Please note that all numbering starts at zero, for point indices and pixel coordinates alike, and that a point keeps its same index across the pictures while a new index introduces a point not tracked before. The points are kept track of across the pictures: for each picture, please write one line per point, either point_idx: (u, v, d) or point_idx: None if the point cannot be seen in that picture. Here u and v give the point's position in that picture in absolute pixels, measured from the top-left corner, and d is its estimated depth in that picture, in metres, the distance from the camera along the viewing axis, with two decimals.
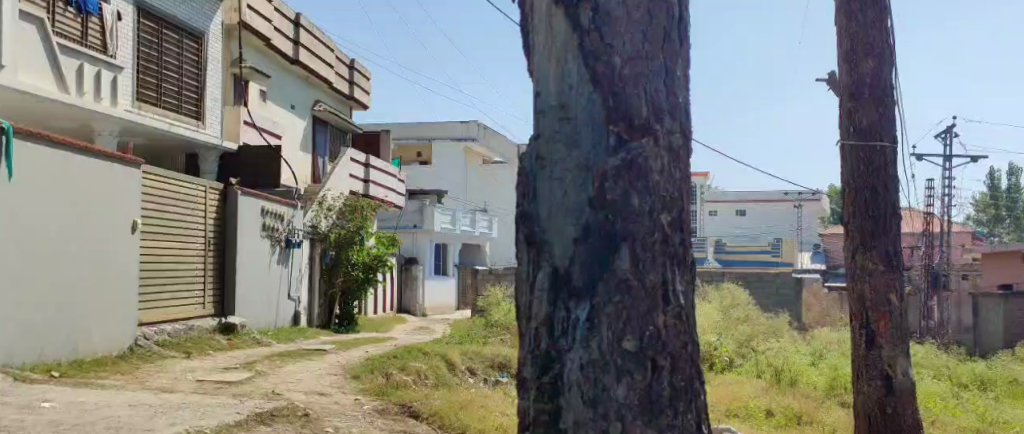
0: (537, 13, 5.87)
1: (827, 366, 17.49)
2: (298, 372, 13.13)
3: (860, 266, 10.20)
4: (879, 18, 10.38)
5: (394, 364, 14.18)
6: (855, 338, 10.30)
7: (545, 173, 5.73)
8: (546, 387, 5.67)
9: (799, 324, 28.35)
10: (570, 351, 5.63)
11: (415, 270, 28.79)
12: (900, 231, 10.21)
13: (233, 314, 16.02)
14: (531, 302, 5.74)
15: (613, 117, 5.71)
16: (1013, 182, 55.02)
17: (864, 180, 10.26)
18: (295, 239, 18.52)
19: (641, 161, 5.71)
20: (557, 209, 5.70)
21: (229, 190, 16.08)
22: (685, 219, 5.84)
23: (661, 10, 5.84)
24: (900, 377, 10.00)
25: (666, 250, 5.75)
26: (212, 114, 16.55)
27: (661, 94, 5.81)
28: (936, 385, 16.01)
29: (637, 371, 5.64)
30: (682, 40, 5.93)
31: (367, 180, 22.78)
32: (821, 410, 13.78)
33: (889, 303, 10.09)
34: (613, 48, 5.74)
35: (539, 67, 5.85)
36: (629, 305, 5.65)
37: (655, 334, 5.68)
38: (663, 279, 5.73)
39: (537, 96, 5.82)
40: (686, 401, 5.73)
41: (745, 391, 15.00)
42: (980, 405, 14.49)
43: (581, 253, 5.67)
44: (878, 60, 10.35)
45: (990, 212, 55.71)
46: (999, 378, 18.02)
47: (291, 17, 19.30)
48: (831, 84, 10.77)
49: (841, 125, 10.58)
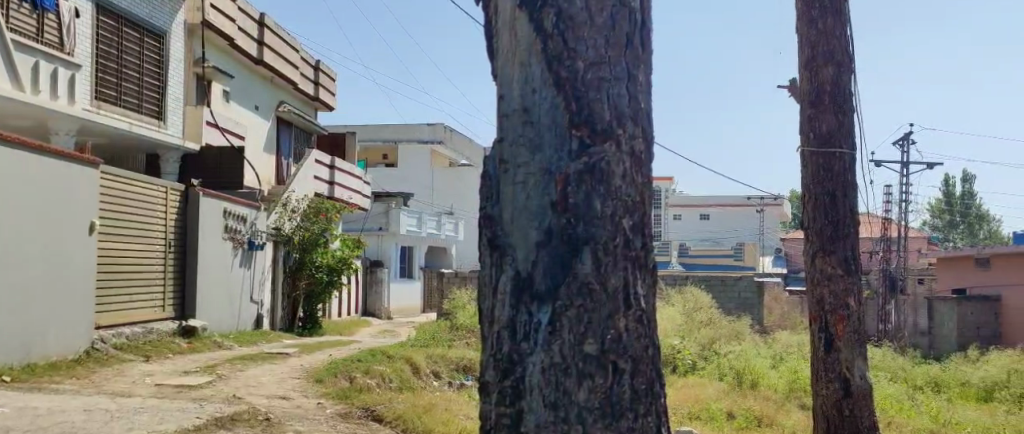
0: (501, 17, 6.08)
1: (786, 369, 17.65)
2: (260, 376, 13.07)
3: (818, 269, 10.33)
4: (838, 26, 10.54)
5: (358, 367, 14.13)
6: (814, 341, 10.42)
7: (508, 176, 5.96)
8: (507, 390, 5.90)
9: (759, 327, 28.59)
10: (531, 354, 5.87)
11: (380, 272, 28.71)
12: (858, 236, 10.35)
13: (194, 317, 15.92)
14: (494, 305, 5.98)
15: (575, 121, 5.94)
16: (967, 188, 55.80)
17: (824, 185, 10.38)
18: (258, 241, 18.40)
19: (603, 165, 5.94)
20: (520, 214, 5.93)
21: (189, 191, 15.92)
22: (645, 224, 6.05)
23: (623, 14, 6.04)
24: (858, 379, 10.12)
25: (627, 254, 5.97)
26: (173, 114, 16.40)
27: (624, 98, 6.02)
28: (892, 387, 16.24)
29: (597, 373, 5.88)
30: (645, 45, 6.12)
31: (331, 182, 22.68)
32: (780, 413, 13.93)
33: (847, 307, 10.22)
34: (576, 52, 5.97)
35: (503, 70, 6.06)
36: (590, 308, 5.89)
37: (616, 337, 5.91)
38: (624, 284, 5.95)
39: (501, 100, 6.03)
40: (645, 403, 5.95)
41: (705, 393, 15.10)
42: (935, 407, 14.72)
43: (542, 257, 5.91)
44: (838, 67, 10.50)
45: (945, 218, 56.49)
46: (951, 381, 18.29)
47: (255, 17, 19.20)
48: (791, 90, 10.89)
49: (801, 131, 10.71)
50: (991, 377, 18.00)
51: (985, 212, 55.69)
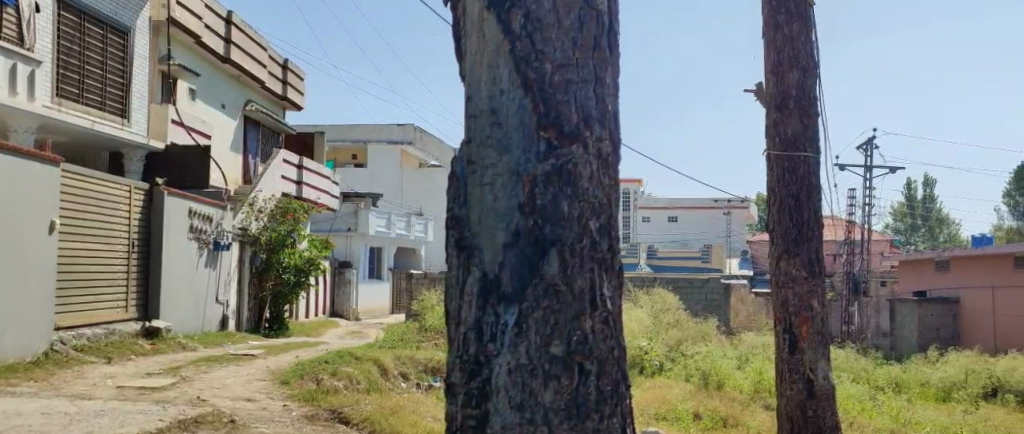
0: (469, 17, 6.11)
1: (751, 369, 17.78)
2: (226, 377, 12.98)
3: (783, 271, 10.41)
4: (804, 32, 10.63)
5: (325, 369, 14.06)
6: (778, 342, 10.50)
7: (475, 177, 5.99)
8: (473, 392, 5.92)
9: (725, 329, 28.76)
10: (498, 356, 5.89)
11: (348, 273, 28.60)
12: (822, 239, 10.45)
13: (159, 318, 15.78)
14: (460, 307, 5.99)
15: (543, 123, 5.97)
16: (928, 192, 56.54)
17: (789, 189, 10.47)
18: (223, 242, 18.28)
19: (571, 167, 5.98)
20: (487, 215, 5.95)
21: (155, 191, 15.81)
22: (613, 225, 6.09)
23: (591, 17, 6.08)
24: (821, 381, 10.22)
25: (594, 256, 6.01)
26: (138, 112, 16.25)
27: (591, 101, 6.06)
28: (854, 387, 16.43)
29: (564, 375, 5.90)
30: (613, 47, 6.16)
31: (299, 182, 22.56)
32: (745, 414, 14.02)
33: (811, 308, 10.32)
34: (544, 53, 6.00)
35: (471, 71, 6.08)
36: (557, 309, 5.92)
37: (582, 338, 5.94)
38: (591, 286, 5.98)
39: (469, 100, 6.05)
40: (611, 405, 5.97)
41: (672, 394, 15.19)
42: (895, 407, 14.90)
43: (509, 259, 5.93)
44: (804, 72, 10.59)
45: (907, 221, 57.13)
46: (912, 381, 18.51)
47: (223, 15, 19.08)
48: (757, 95, 10.96)
49: (767, 135, 10.77)
50: (949, 377, 18.26)
51: (945, 216, 56.47)
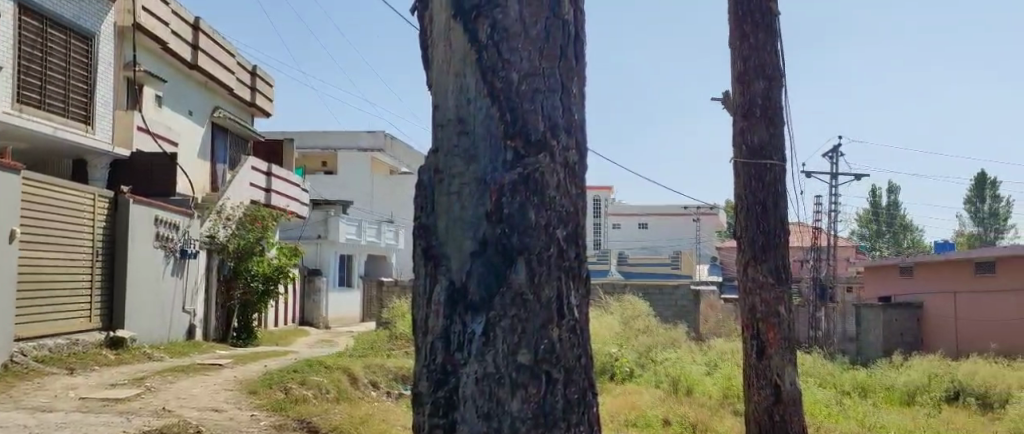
0: (435, 27, 6.13)
1: (720, 375, 17.86)
2: (192, 388, 12.88)
3: (750, 277, 10.49)
4: (770, 41, 10.75)
5: (294, 378, 14.00)
6: (746, 349, 10.57)
7: (443, 186, 6.01)
8: (441, 402, 5.93)
9: (695, 335, 28.90)
10: (465, 365, 5.91)
11: (318, 281, 28.47)
12: (788, 246, 10.55)
13: (124, 328, 15.63)
14: (427, 316, 6.01)
15: (510, 133, 6.00)
16: (892, 199, 57.18)
17: (755, 197, 10.57)
18: (190, 250, 18.13)
19: (537, 175, 6.01)
20: (453, 224, 5.98)
21: (120, 198, 15.67)
22: (580, 234, 6.13)
23: (557, 27, 6.12)
24: (788, 386, 10.30)
25: (561, 265, 6.04)
26: (102, 118, 16.12)
27: (558, 110, 6.10)
28: (820, 392, 16.55)
29: (531, 383, 5.93)
30: (579, 56, 6.21)
31: (268, 189, 22.45)
32: (714, 419, 14.08)
33: (778, 314, 10.39)
34: (510, 63, 6.03)
35: (438, 79, 6.11)
36: (524, 318, 5.94)
37: (550, 347, 5.97)
38: (557, 294, 6.02)
39: (436, 109, 6.07)
40: (578, 413, 6.00)
41: (641, 401, 15.24)
42: (860, 411, 15.02)
43: (475, 267, 5.95)
44: (769, 82, 10.70)
45: (872, 227, 57.74)
46: (877, 386, 18.70)
47: (190, 20, 18.97)
48: (724, 103, 11.06)
49: (734, 143, 10.85)
50: (913, 382, 18.46)
51: (909, 222, 57.16)
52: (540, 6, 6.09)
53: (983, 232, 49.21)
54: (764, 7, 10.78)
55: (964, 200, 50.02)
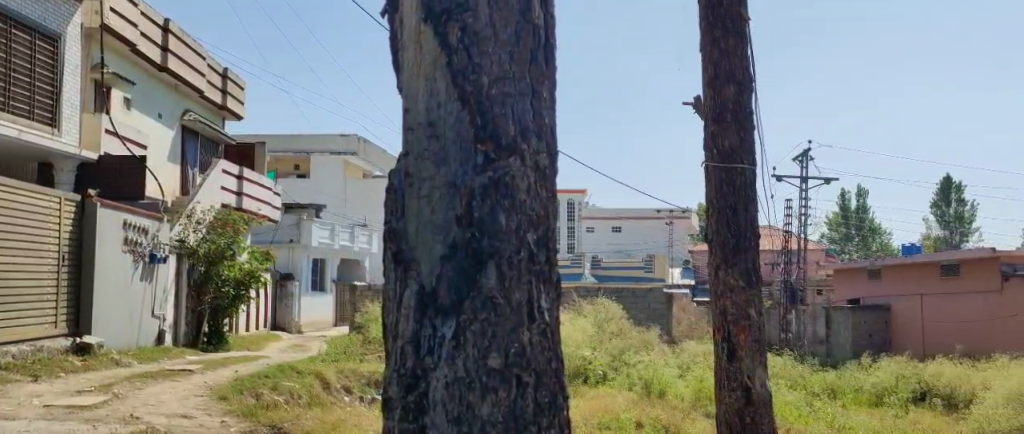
0: (406, 30, 6.18)
1: (692, 378, 17.89)
2: (161, 394, 12.76)
3: (721, 280, 10.54)
4: (739, 47, 10.81)
5: (265, 383, 13.92)
6: (717, 351, 10.62)
7: (413, 189, 6.06)
8: (411, 406, 5.98)
9: (667, 337, 28.99)
10: (435, 369, 5.96)
11: (290, 285, 28.31)
12: (759, 250, 10.62)
13: (91, 334, 15.47)
14: (398, 320, 6.06)
15: (480, 136, 6.05)
16: (861, 202, 57.66)
17: (725, 200, 10.63)
18: (160, 254, 18.01)
19: (507, 179, 6.05)
20: (424, 228, 6.03)
21: (87, 202, 15.56)
22: (551, 237, 6.17)
23: (527, 32, 6.17)
24: (759, 388, 10.36)
25: (532, 268, 6.08)
26: (69, 121, 15.95)
27: (528, 114, 6.14)
28: (790, 394, 16.65)
29: (501, 387, 5.97)
30: (549, 61, 6.25)
31: (240, 193, 22.31)
32: (686, 421, 14.13)
33: (748, 317, 10.45)
34: (480, 67, 6.08)
35: (408, 83, 6.16)
36: (495, 322, 5.99)
37: (520, 351, 6.01)
38: (528, 297, 6.06)
39: (407, 112, 6.13)
40: (548, 417, 6.03)
41: (614, 403, 15.26)
42: (829, 412, 15.12)
43: (446, 271, 6.00)
44: (739, 86, 10.75)
45: (842, 230, 58.22)
46: (847, 387, 18.85)
47: (160, 22, 18.82)
48: (695, 108, 11.10)
49: (705, 147, 10.90)
50: (881, 383, 18.59)
51: (877, 226, 57.65)
52: (510, 10, 6.15)
53: (949, 236, 49.72)
54: (734, 14, 10.85)
55: (931, 204, 50.49)
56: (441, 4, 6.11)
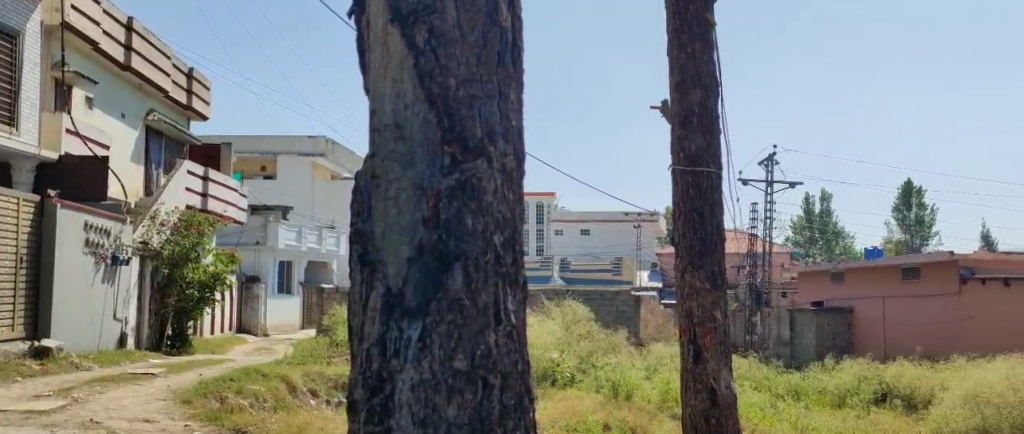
0: (374, 30, 6.21)
1: (659, 380, 17.97)
2: (122, 398, 12.64)
3: (687, 283, 10.59)
4: (705, 51, 10.89)
5: (230, 387, 13.82)
6: (683, 353, 10.67)
7: (379, 191, 6.09)
8: (376, 408, 6.02)
9: (635, 340, 29.10)
10: (401, 371, 6.00)
11: (256, 288, 28.13)
12: (724, 252, 10.70)
13: (49, 337, 15.30)
14: (364, 322, 6.09)
15: (447, 138, 6.10)
16: (825, 206, 58.20)
17: (691, 203, 10.68)
18: (122, 256, 17.84)
19: (474, 181, 6.09)
20: (391, 229, 6.07)
21: (46, 202, 15.43)
22: (517, 239, 6.20)
23: (494, 34, 6.21)
24: (724, 389, 10.43)
25: (498, 269, 6.11)
26: (28, 119, 15.79)
27: (495, 116, 6.18)
28: (756, 396, 16.80)
29: (467, 389, 6.00)
30: (517, 63, 6.29)
31: (205, 194, 22.13)
32: (653, 423, 14.20)
33: (713, 319, 10.52)
34: (447, 69, 6.13)
35: (375, 84, 6.19)
36: (460, 324, 6.03)
37: (486, 353, 6.04)
38: (494, 300, 6.09)
39: (373, 114, 6.16)
40: (514, 418, 6.07)
41: (582, 405, 15.29)
42: (793, 414, 15.25)
43: (413, 274, 6.04)
44: (705, 90, 10.84)
45: (806, 234, 58.72)
46: (810, 388, 19.11)
47: (123, 21, 18.65)
48: (662, 111, 11.15)
49: (671, 151, 10.95)
50: (844, 384, 18.80)
51: (840, 229, 58.15)
52: (477, 13, 6.19)
53: (909, 239, 50.28)
54: (700, 18, 10.94)
55: (891, 208, 51.16)
56: (408, 6, 6.14)
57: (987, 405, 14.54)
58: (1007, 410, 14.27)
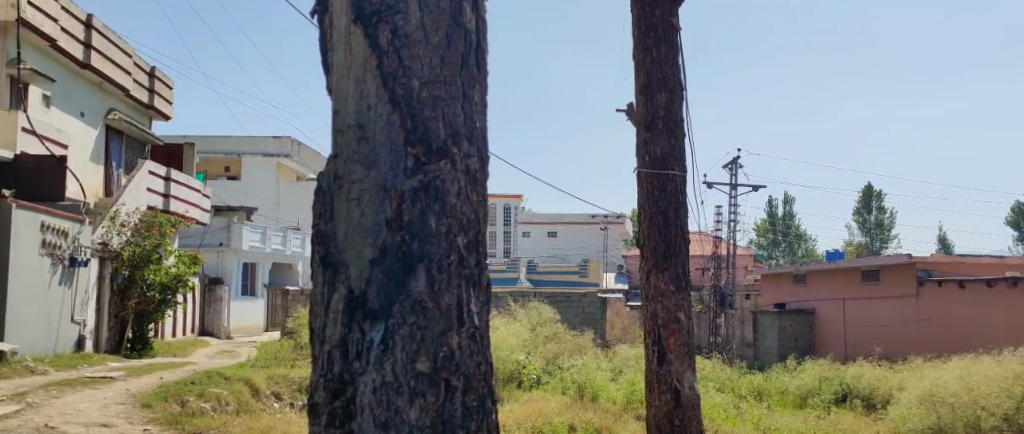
0: (337, 30, 6.17)
1: (625, 381, 18.04)
2: (79, 402, 12.47)
3: (652, 284, 10.62)
4: (671, 55, 10.94)
5: (191, 390, 13.67)
6: (647, 354, 10.70)
7: (343, 192, 6.06)
8: (337, 411, 5.97)
9: (601, 341, 29.20)
10: (364, 374, 5.95)
11: (219, 290, 27.89)
12: (688, 254, 10.74)
13: (4, 340, 15.08)
14: (325, 324, 6.05)
15: (411, 140, 6.06)
16: (787, 209, 58.67)
17: (656, 206, 10.71)
18: (81, 258, 17.59)
19: (438, 183, 6.07)
20: (354, 231, 6.03)
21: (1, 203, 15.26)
22: (481, 241, 6.18)
23: (459, 35, 6.19)
24: (687, 390, 10.46)
25: (461, 272, 6.09)
26: None
27: (459, 118, 6.16)
28: (719, 396, 16.92)
29: (430, 392, 5.97)
30: (480, 65, 6.27)
31: (167, 195, 21.89)
32: (618, 424, 14.29)
33: (678, 320, 10.55)
34: (411, 70, 6.09)
35: (339, 84, 6.15)
36: (423, 326, 5.99)
37: (449, 355, 6.02)
38: (457, 302, 6.07)
39: (336, 114, 6.12)
40: (476, 420, 6.05)
41: (548, 407, 15.31)
42: (756, 414, 15.36)
43: (375, 275, 6.00)
44: (671, 94, 10.87)
45: (769, 236, 59.21)
46: (772, 389, 19.37)
47: (82, 18, 18.44)
48: (627, 115, 11.19)
49: (637, 155, 10.97)
50: (806, 385, 19.04)
51: (803, 232, 58.58)
52: (441, 13, 6.16)
53: (870, 242, 50.79)
54: (666, 22, 10.98)
55: (852, 211, 51.68)
56: (371, 6, 6.12)
57: (942, 404, 14.71)
58: (960, 409, 14.42)
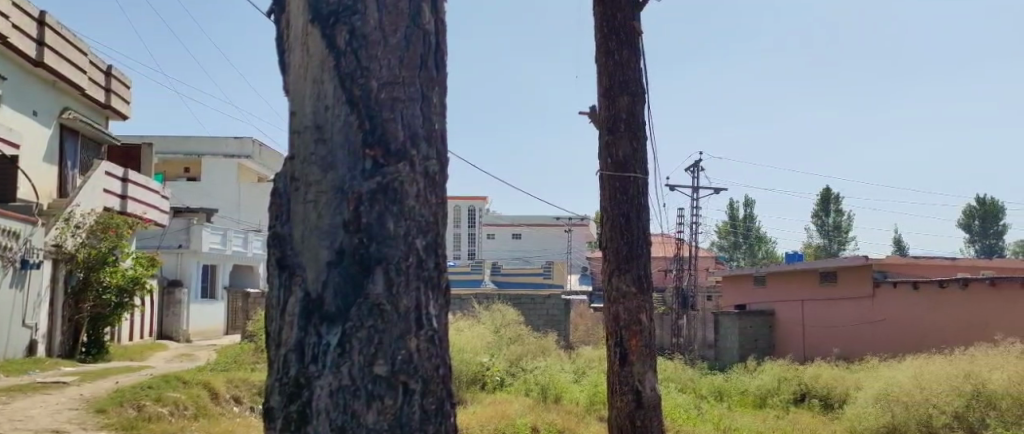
0: (293, 30, 6.12)
1: (588, 383, 18.07)
2: (30, 408, 12.25)
3: (615, 286, 10.62)
4: (632, 59, 10.95)
5: (147, 394, 13.45)
6: (609, 356, 10.69)
7: (298, 194, 6.00)
8: (293, 416, 5.90)
9: (565, 342, 29.25)
10: (320, 377, 5.89)
11: (178, 293, 27.66)
12: (649, 256, 10.75)
13: None
14: (281, 327, 5.99)
15: (368, 142, 6.01)
16: (748, 212, 59.16)
17: (618, 208, 10.71)
18: (33, 260, 17.33)
19: (395, 185, 6.02)
20: (310, 233, 5.98)
21: None
22: (439, 244, 6.13)
23: (417, 36, 6.14)
24: (649, 391, 10.49)
25: (419, 275, 6.04)
26: None
27: (418, 119, 6.12)
28: (679, 396, 16.97)
29: (387, 395, 5.92)
30: (439, 66, 6.23)
31: (124, 196, 21.64)
32: (580, 425, 14.33)
33: (640, 322, 10.56)
34: (369, 71, 6.04)
35: (295, 85, 6.10)
36: (381, 330, 5.94)
37: (406, 358, 5.97)
38: (416, 305, 6.02)
39: (293, 115, 6.06)
40: (435, 423, 6.00)
41: (512, 409, 15.28)
42: (716, 415, 15.42)
43: (332, 277, 5.95)
44: (632, 97, 10.88)
45: (730, 238, 59.67)
46: (733, 389, 19.45)
47: (35, 15, 18.14)
48: (589, 117, 11.18)
49: (599, 157, 10.97)
50: (765, 385, 19.20)
51: (763, 235, 59.12)
52: (399, 14, 6.12)
53: (828, 243, 51.29)
54: (628, 26, 11.01)
55: (811, 213, 52.20)
56: (329, 6, 6.06)
57: (896, 403, 14.85)
58: (913, 408, 14.57)
